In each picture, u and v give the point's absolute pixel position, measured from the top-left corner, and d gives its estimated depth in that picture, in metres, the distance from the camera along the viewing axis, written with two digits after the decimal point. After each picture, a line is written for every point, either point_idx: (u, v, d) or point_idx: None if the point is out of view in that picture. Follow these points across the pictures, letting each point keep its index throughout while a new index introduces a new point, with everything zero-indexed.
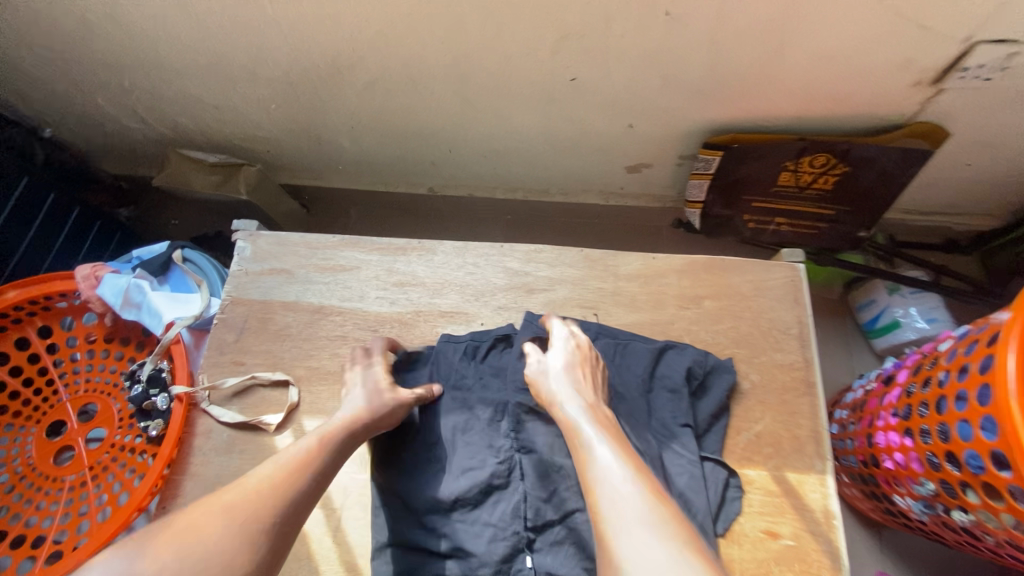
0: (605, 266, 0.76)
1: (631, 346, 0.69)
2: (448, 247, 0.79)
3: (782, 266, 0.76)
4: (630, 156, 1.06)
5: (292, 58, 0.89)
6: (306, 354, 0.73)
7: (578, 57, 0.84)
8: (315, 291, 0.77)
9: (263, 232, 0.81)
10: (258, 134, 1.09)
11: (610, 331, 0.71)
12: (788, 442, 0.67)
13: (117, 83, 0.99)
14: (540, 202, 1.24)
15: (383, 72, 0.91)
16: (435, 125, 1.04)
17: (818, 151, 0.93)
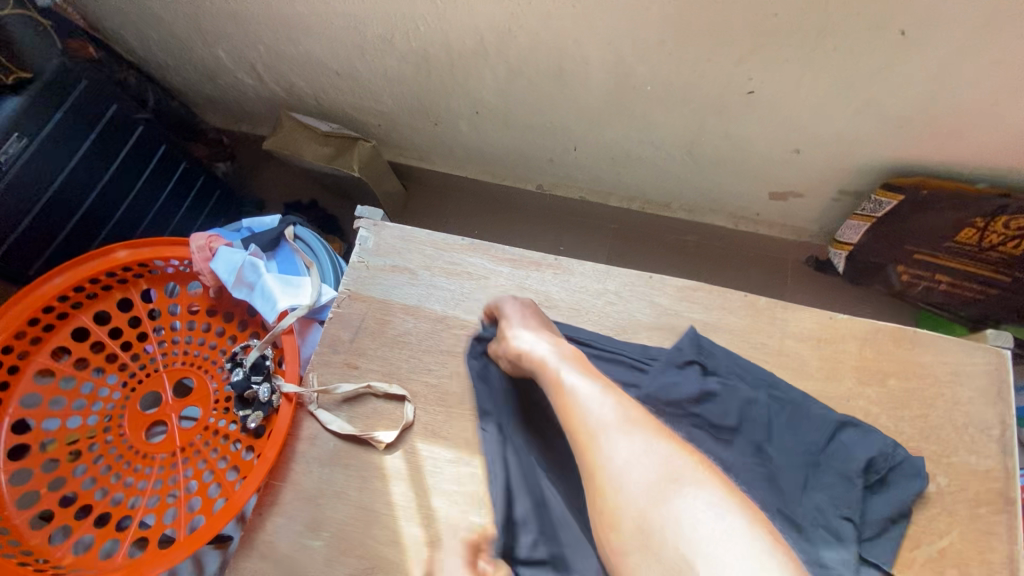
0: (771, 318, 0.66)
1: (805, 410, 0.60)
2: (589, 269, 0.71)
3: (985, 351, 0.64)
4: (781, 183, 0.94)
5: (435, 32, 0.81)
6: (425, 367, 0.67)
7: (766, 70, 0.72)
8: (439, 298, 0.70)
9: (388, 223, 0.73)
10: (373, 107, 1.02)
11: (779, 387, 0.62)
12: (978, 565, 0.57)
13: (241, 36, 0.93)
14: (657, 216, 1.13)
15: (530, 59, 0.82)
16: (569, 122, 0.94)
17: (1020, 212, 0.78)
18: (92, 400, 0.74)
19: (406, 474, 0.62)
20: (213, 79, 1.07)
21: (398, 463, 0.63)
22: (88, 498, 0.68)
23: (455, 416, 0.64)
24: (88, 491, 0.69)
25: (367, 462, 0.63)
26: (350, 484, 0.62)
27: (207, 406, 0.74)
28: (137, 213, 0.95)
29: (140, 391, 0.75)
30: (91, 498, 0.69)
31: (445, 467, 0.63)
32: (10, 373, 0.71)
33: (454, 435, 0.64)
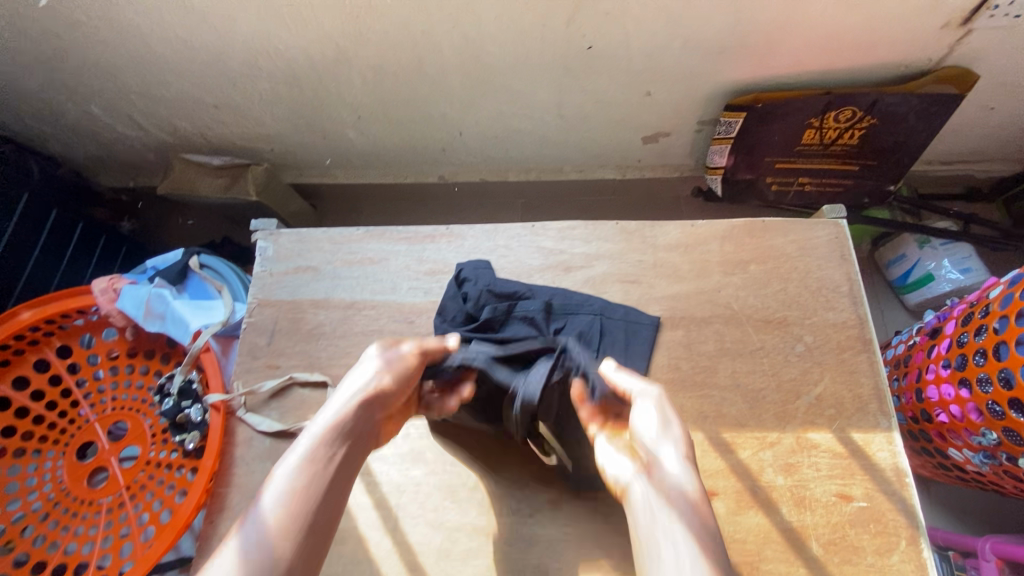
0: (643, 237, 0.75)
1: (638, 331, 0.68)
2: (477, 231, 0.77)
3: (824, 223, 0.74)
4: (648, 126, 1.03)
5: (293, 46, 0.86)
6: (343, 352, 0.70)
7: (594, 25, 0.80)
8: (345, 286, 0.74)
9: (284, 231, 0.78)
10: (260, 133, 1.06)
11: (612, 310, 0.69)
12: (851, 402, 0.65)
13: (111, 89, 0.95)
14: (554, 181, 1.21)
15: (388, 56, 0.88)
16: (445, 109, 1.00)
17: (843, 105, 0.90)
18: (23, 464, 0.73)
19: None
20: (96, 138, 1.07)
21: None
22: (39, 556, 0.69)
23: None
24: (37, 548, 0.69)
25: None
26: None
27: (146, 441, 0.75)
28: (41, 285, 0.98)
29: (75, 444, 0.76)
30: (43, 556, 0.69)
31: None
32: None
33: None
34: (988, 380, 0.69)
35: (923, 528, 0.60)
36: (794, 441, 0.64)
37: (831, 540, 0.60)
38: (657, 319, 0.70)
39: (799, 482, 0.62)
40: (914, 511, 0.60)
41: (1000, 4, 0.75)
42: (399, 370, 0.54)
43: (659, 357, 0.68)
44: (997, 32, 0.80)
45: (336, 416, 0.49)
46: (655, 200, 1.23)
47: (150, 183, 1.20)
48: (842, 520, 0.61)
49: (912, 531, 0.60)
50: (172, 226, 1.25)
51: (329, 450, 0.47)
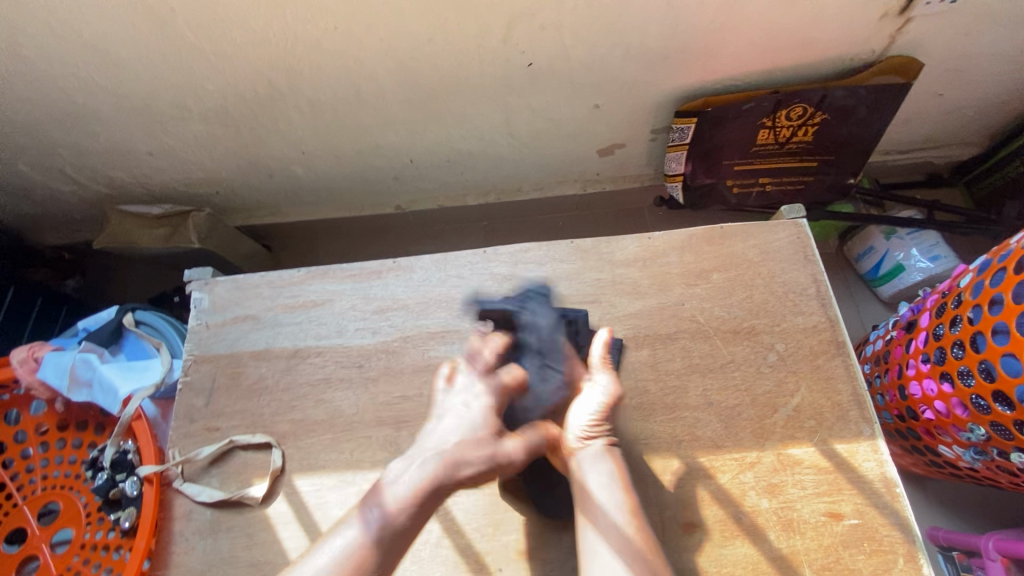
0: (599, 254, 0.71)
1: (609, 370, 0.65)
2: (427, 261, 0.72)
3: (785, 224, 0.71)
4: (602, 138, 1.01)
5: (222, 86, 0.82)
6: (287, 406, 0.65)
7: (532, 40, 0.78)
8: (287, 333, 0.69)
9: (220, 279, 0.73)
10: (202, 177, 1.02)
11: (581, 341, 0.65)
12: (831, 410, 0.61)
13: (35, 144, 0.90)
14: (514, 201, 1.18)
15: (325, 88, 0.84)
16: (392, 138, 0.97)
17: (793, 103, 0.89)
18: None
19: (291, 515, 0.60)
20: (26, 198, 1.02)
21: (280, 510, 0.61)
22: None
23: (330, 442, 0.63)
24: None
25: (248, 520, 0.61)
26: (236, 548, 0.60)
27: (81, 524, 0.68)
28: None
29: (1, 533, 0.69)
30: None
31: (332, 494, 0.61)
32: None
33: (332, 461, 0.62)
34: (969, 373, 0.66)
35: (920, 543, 0.55)
36: (775, 459, 0.60)
37: (824, 565, 0.56)
38: (620, 339, 0.66)
39: (784, 504, 0.58)
40: (908, 524, 0.56)
41: None
42: (463, 466, 0.52)
43: (626, 381, 0.64)
44: (935, 17, 0.80)
45: (407, 495, 0.50)
46: (619, 212, 1.21)
47: (91, 238, 1.14)
48: (834, 541, 0.56)
49: (909, 546, 0.56)
50: (119, 281, 1.19)
51: (388, 531, 0.49)
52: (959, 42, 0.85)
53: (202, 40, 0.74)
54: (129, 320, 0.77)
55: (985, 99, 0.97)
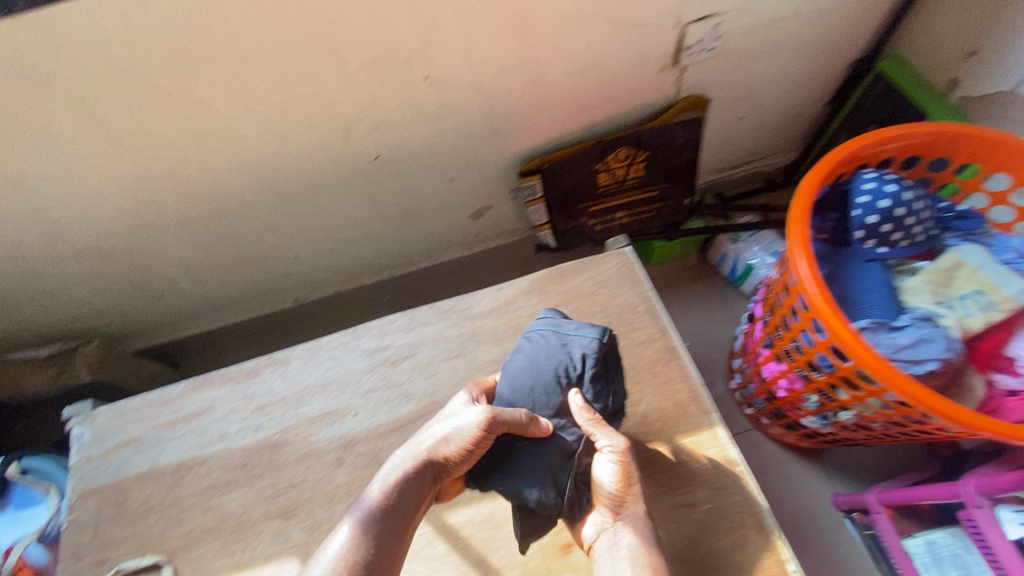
0: (458, 312, 0.78)
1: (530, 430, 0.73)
2: (300, 351, 0.76)
3: (613, 255, 0.82)
4: (468, 205, 1.11)
5: (87, 228, 0.87)
6: (176, 520, 0.67)
7: (371, 138, 0.88)
8: (171, 449, 0.71)
9: (100, 409, 0.75)
10: (91, 311, 1.04)
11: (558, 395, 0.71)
12: (673, 410, 0.69)
13: None
14: (408, 273, 1.25)
15: (192, 209, 0.91)
16: (272, 241, 1.04)
17: (616, 147, 1.03)
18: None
19: None
20: None
21: None
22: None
23: (219, 548, 0.65)
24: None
25: None
26: None
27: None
28: None
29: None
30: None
31: None
32: None
33: (223, 565, 0.64)
34: (789, 351, 0.76)
35: (764, 510, 0.62)
36: None
37: (687, 553, 0.61)
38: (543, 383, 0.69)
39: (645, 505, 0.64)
40: (752, 496, 0.63)
41: (691, 44, 0.91)
42: (451, 445, 0.60)
43: None
44: (704, 63, 0.96)
45: (382, 488, 0.58)
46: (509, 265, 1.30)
47: None
48: (692, 529, 0.62)
49: (757, 516, 0.62)
50: None
51: (372, 521, 0.55)
52: (734, 77, 1.02)
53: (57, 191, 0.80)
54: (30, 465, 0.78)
55: (778, 115, 1.15)
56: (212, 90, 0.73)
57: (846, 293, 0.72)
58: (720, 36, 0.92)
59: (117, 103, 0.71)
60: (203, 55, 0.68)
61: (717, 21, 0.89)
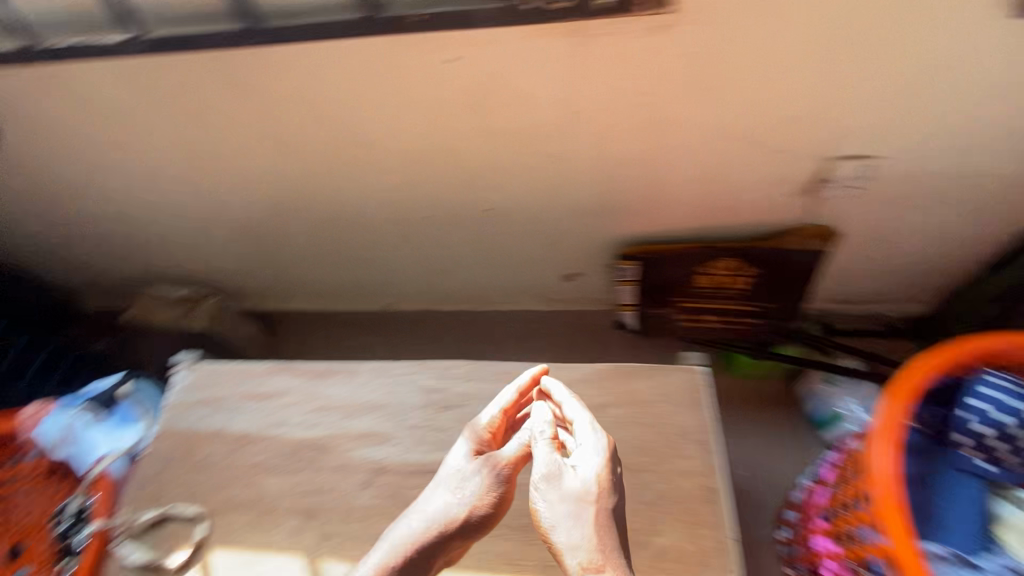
0: (513, 380, 0.80)
1: None
2: (369, 368, 0.84)
3: (681, 370, 0.80)
4: (561, 267, 1.14)
5: (233, 204, 1.03)
6: (221, 485, 0.76)
7: (490, 192, 0.95)
8: (242, 417, 0.81)
9: (201, 363, 0.87)
10: (218, 270, 1.21)
11: None
12: (694, 554, 0.66)
13: (94, 236, 1.13)
14: (488, 312, 1.28)
15: (319, 213, 1.03)
16: (377, 251, 1.13)
17: (723, 256, 0.99)
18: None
19: None
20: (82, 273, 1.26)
21: None
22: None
23: (245, 523, 0.72)
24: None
25: None
26: None
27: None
28: None
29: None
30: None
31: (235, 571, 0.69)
32: None
33: (250, 538, 0.71)
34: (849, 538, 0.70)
35: None
36: None
37: None
38: None
39: None
40: None
41: (836, 178, 0.88)
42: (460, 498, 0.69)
43: (511, 502, 0.70)
44: (846, 197, 0.91)
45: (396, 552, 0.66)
46: None
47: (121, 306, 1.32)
48: None
49: None
50: None
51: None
52: (873, 216, 0.95)
53: (221, 168, 0.95)
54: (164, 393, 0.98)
55: (919, 265, 1.05)
56: (363, 120, 0.83)
57: (931, 503, 0.77)
58: (871, 176, 0.87)
59: (293, 120, 0.85)
60: (370, 95, 0.80)
61: (870, 162, 0.85)
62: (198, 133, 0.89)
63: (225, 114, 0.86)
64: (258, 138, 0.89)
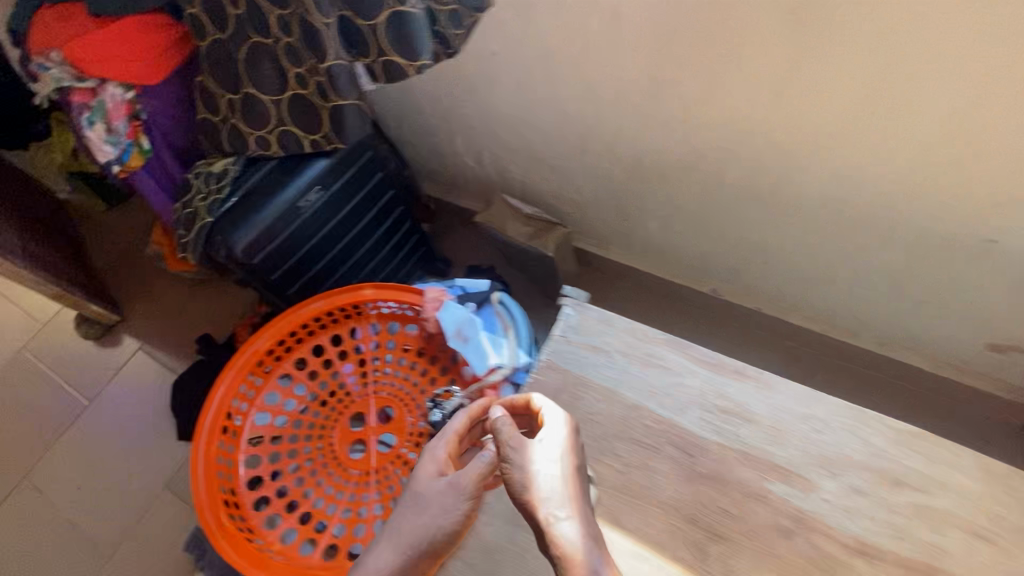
0: (1011, 490, 0.60)
1: None
2: (794, 389, 0.70)
3: None
4: (1003, 334, 0.90)
5: (648, 143, 0.92)
6: (613, 452, 0.68)
7: (1014, 221, 0.73)
8: (634, 384, 0.72)
9: (591, 306, 0.80)
10: (571, 197, 1.17)
11: None
12: None
13: (482, 128, 1.13)
14: (843, 342, 1.10)
15: (743, 181, 0.89)
16: (768, 238, 0.97)
17: None
18: (276, 371, 0.86)
19: None
20: (442, 157, 1.32)
21: None
22: (264, 493, 0.79)
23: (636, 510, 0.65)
24: (266, 480, 0.80)
25: None
26: None
27: (375, 440, 0.83)
28: (364, 261, 1.14)
29: (316, 367, 0.87)
30: (241, 499, 0.79)
31: (626, 559, 0.62)
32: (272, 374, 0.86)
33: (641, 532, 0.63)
34: None
35: None
36: None
37: None
38: None
39: None
40: None
41: None
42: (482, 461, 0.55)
43: None
44: None
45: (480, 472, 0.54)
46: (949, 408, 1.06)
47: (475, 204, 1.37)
48: None
49: None
50: (451, 238, 1.47)
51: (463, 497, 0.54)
52: None
53: (684, 112, 0.84)
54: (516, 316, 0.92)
55: None
56: (916, 96, 0.67)
57: None
58: None
59: (828, 73, 0.69)
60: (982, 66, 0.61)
61: None
62: (699, 72, 0.77)
63: (753, 58, 0.72)
64: (766, 92, 0.75)
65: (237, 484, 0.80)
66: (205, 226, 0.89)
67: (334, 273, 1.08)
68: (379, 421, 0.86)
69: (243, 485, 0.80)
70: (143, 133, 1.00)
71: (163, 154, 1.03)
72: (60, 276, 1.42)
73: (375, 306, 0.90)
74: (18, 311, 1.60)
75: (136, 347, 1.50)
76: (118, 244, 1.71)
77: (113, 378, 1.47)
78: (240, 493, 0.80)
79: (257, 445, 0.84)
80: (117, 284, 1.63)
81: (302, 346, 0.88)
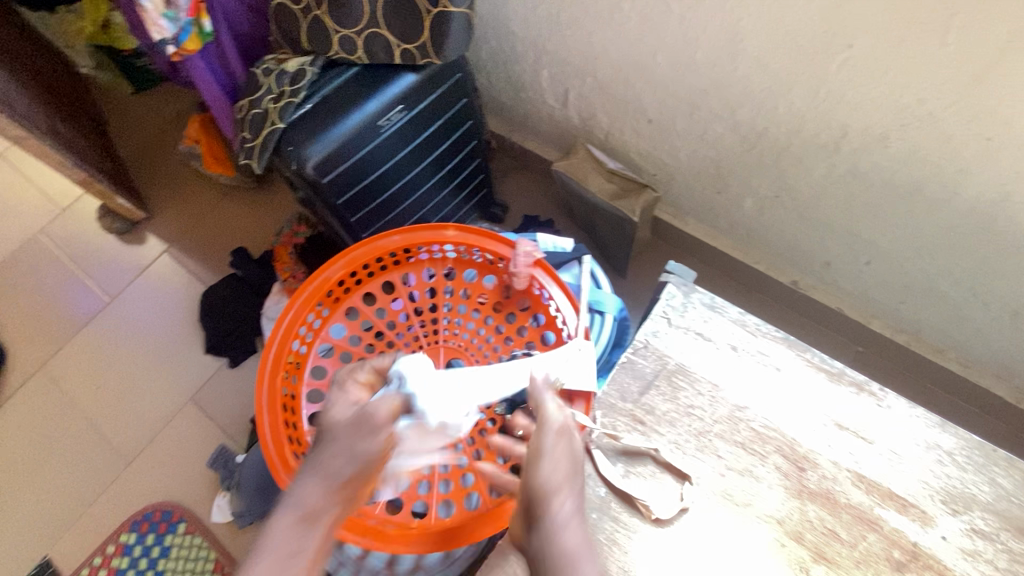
0: None
1: None
2: (918, 413, 0.64)
3: None
4: None
5: (783, 110, 0.81)
6: (712, 451, 0.63)
7: None
8: (742, 383, 0.66)
9: (700, 289, 0.72)
10: (662, 159, 1.06)
11: None
12: None
13: (578, 66, 1.00)
14: (922, 358, 1.03)
15: (880, 173, 0.79)
16: (880, 239, 0.89)
17: None
18: (344, 304, 0.80)
19: (672, 555, 0.59)
20: (516, 92, 1.17)
21: (663, 544, 0.60)
22: None
23: (730, 516, 0.61)
24: None
25: (629, 526, 0.61)
26: (614, 543, 0.60)
27: None
28: (430, 195, 1.04)
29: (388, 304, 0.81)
30: (301, 435, 0.74)
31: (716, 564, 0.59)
32: (341, 304, 0.80)
33: (734, 538, 0.60)
34: None
35: None
36: None
37: None
38: None
39: None
40: None
41: None
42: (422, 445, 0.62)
43: None
44: None
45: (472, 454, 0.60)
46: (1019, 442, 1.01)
47: (552, 155, 1.28)
48: None
49: None
50: (510, 182, 1.36)
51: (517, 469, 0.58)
52: None
53: (842, 85, 0.72)
54: (603, 283, 0.91)
55: None
56: None
57: None
58: None
59: None
60: None
61: None
62: (882, 38, 0.65)
63: (961, 33, 0.60)
64: (959, 78, 0.63)
65: (299, 416, 0.75)
66: (275, 133, 0.79)
67: (398, 204, 0.98)
68: (447, 373, 0.79)
69: (305, 418, 0.75)
70: (205, 13, 0.87)
71: (223, 37, 0.92)
72: (87, 162, 1.31)
73: (456, 250, 0.83)
74: (37, 193, 1.50)
75: (162, 249, 1.42)
76: (146, 135, 1.58)
77: (136, 279, 1.39)
78: (301, 428, 0.75)
79: (319, 378, 0.79)
80: (144, 178, 1.51)
81: (375, 279, 0.81)
